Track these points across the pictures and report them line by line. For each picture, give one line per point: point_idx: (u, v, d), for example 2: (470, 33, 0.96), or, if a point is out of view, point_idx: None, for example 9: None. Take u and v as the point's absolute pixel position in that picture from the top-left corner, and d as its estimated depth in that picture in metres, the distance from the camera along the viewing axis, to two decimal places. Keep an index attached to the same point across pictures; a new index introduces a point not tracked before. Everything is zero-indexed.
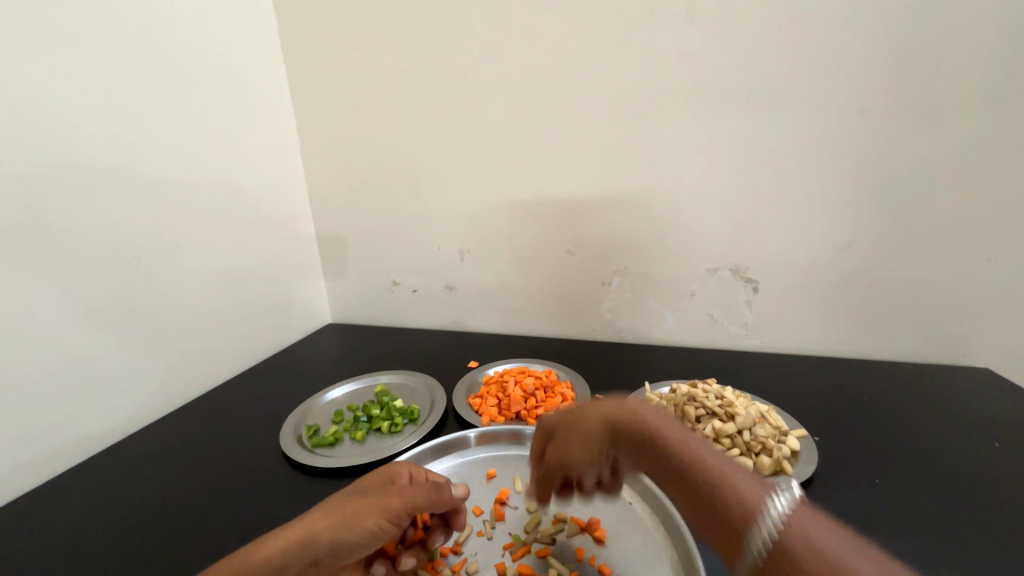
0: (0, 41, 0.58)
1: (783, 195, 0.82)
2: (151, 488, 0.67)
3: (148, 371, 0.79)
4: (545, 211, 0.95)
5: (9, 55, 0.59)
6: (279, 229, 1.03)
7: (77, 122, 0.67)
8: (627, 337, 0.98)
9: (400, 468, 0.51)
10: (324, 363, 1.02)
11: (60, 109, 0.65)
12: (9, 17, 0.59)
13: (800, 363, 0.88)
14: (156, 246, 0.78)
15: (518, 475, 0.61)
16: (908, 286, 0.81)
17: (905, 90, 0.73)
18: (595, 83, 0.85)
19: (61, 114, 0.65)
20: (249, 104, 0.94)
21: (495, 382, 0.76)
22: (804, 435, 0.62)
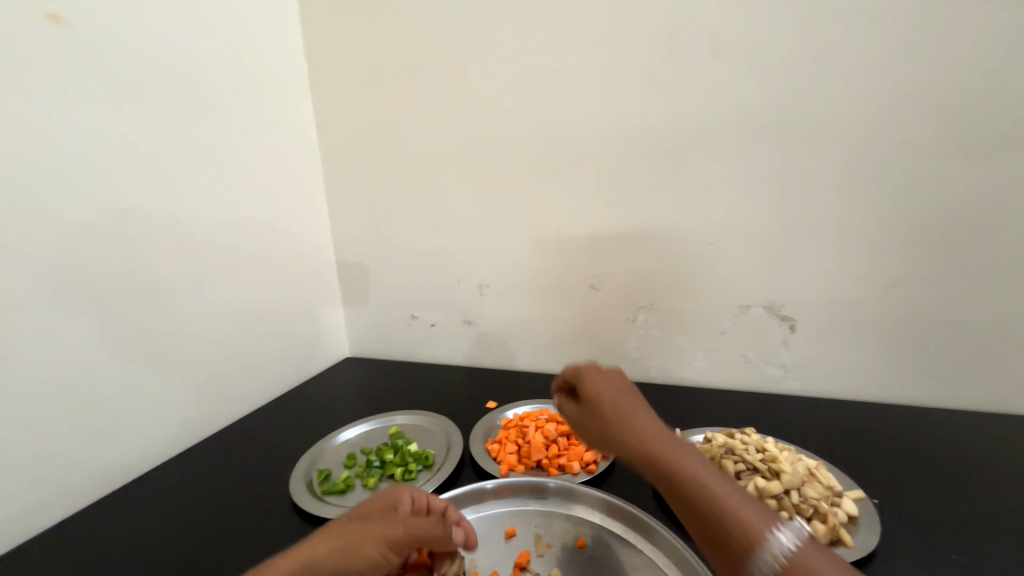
0: (48, 90, 0.62)
1: (819, 229, 0.77)
2: (158, 534, 0.65)
3: (166, 409, 0.78)
4: (567, 246, 0.93)
5: (54, 102, 0.62)
6: (302, 264, 1.04)
7: (110, 164, 0.68)
8: (654, 377, 0.93)
9: (401, 493, 0.51)
10: (340, 399, 1.00)
11: (96, 152, 0.67)
12: (58, 68, 0.62)
13: (847, 409, 0.81)
14: (180, 283, 0.79)
15: (539, 535, 0.56)
16: (967, 326, 0.75)
17: (948, 121, 0.69)
18: (617, 118, 0.84)
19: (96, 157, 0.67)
20: (279, 143, 0.97)
21: (514, 426, 0.72)
22: (860, 497, 0.55)
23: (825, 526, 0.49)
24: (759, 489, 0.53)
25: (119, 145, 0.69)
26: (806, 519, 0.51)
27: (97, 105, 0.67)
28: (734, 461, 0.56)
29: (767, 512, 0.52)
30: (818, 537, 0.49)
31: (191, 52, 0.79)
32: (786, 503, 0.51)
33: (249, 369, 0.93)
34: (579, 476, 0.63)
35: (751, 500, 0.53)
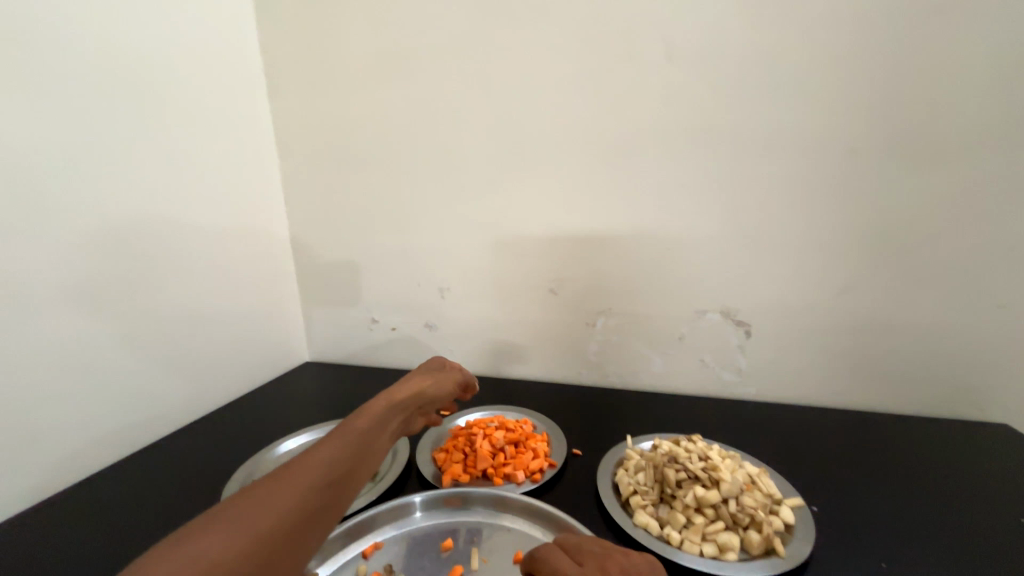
0: None
1: (773, 234, 0.78)
2: (82, 549, 0.61)
3: (101, 415, 0.74)
4: (527, 249, 0.92)
5: None
6: (258, 265, 1.01)
7: (40, 153, 0.64)
8: (614, 381, 0.93)
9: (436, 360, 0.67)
10: (295, 404, 0.97)
11: (23, 140, 0.62)
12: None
13: (801, 414, 0.82)
14: (120, 282, 0.74)
15: (476, 548, 0.55)
16: (913, 332, 0.76)
17: (895, 129, 0.70)
18: (576, 121, 0.83)
19: (23, 145, 0.62)
20: (234, 139, 0.94)
21: (464, 433, 0.71)
22: (800, 504, 0.55)
23: (759, 536, 0.50)
24: (698, 499, 0.52)
25: (50, 133, 0.65)
26: (742, 528, 0.51)
27: (25, 89, 0.62)
28: (676, 469, 0.55)
29: (704, 522, 0.52)
30: (753, 547, 0.49)
31: (135, 39, 0.75)
32: (723, 513, 0.51)
33: (198, 374, 0.89)
34: (523, 485, 0.62)
35: (689, 509, 0.53)
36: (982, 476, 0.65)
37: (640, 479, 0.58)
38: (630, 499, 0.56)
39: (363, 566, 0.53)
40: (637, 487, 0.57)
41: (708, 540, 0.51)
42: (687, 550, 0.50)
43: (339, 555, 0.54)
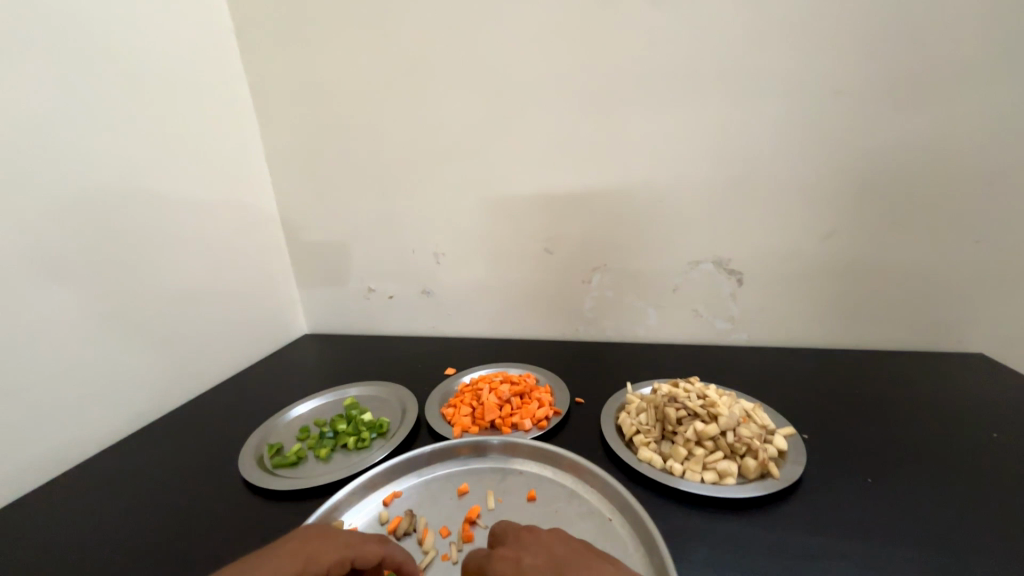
0: None
1: (763, 182, 0.79)
2: (102, 516, 0.62)
3: (103, 394, 0.74)
4: (520, 209, 0.91)
5: None
6: (247, 238, 0.99)
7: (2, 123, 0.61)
8: (610, 336, 0.95)
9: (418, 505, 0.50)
10: (298, 375, 0.98)
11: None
12: None
13: (790, 355, 0.85)
14: (106, 259, 0.73)
15: (491, 490, 0.58)
16: (897, 271, 0.79)
17: (883, 68, 0.70)
18: (564, 73, 0.82)
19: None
20: (210, 107, 0.90)
21: (470, 390, 0.74)
22: (792, 433, 0.59)
23: (755, 462, 0.53)
24: (697, 433, 0.56)
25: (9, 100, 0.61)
26: (739, 456, 0.55)
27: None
28: (676, 407, 0.58)
29: (704, 453, 0.55)
30: (749, 472, 0.53)
31: None
32: (721, 444, 0.55)
33: (197, 350, 0.89)
34: (531, 432, 0.65)
35: (690, 443, 0.56)
36: (957, 400, 0.70)
37: (642, 420, 0.61)
38: (634, 439, 0.60)
39: (386, 512, 0.56)
40: (640, 427, 0.61)
41: (709, 468, 0.55)
42: (689, 478, 0.54)
43: (362, 503, 0.57)
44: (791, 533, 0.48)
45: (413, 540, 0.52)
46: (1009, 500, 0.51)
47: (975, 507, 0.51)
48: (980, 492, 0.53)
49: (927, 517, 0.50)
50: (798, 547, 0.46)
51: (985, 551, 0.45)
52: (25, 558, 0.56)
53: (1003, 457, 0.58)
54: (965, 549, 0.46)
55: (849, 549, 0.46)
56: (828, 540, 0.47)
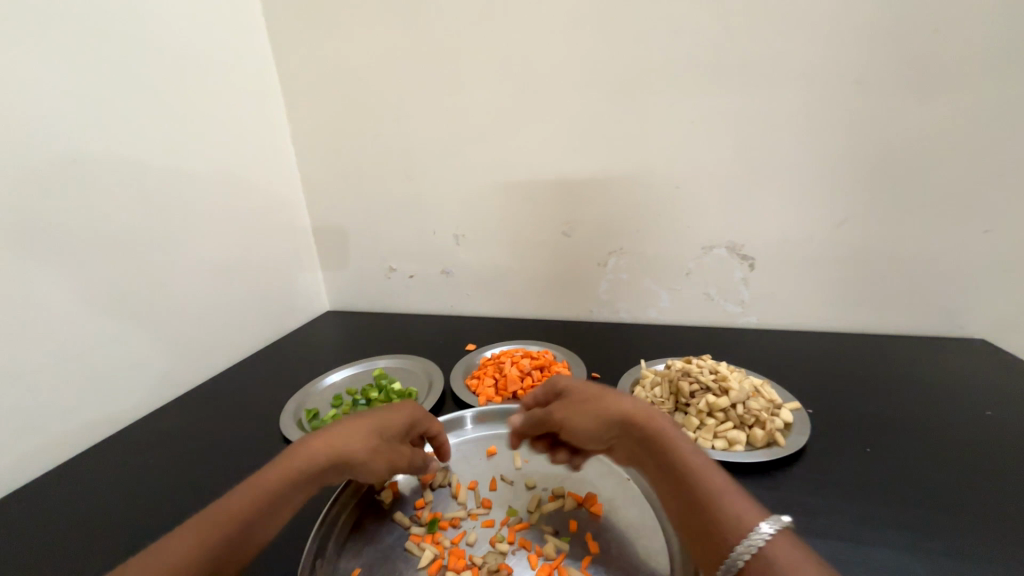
0: None
1: (777, 170, 0.81)
2: (155, 471, 0.68)
3: (146, 362, 0.80)
4: (539, 193, 0.94)
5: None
6: (273, 218, 1.03)
7: (41, 102, 0.64)
8: (623, 317, 0.99)
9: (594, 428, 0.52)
10: (324, 349, 1.03)
11: (19, 86, 0.62)
12: None
13: (797, 338, 0.88)
14: (141, 235, 0.77)
15: (518, 452, 0.63)
16: (905, 259, 0.81)
17: (900, 57, 0.71)
18: (585, 60, 0.83)
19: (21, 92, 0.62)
20: (235, 91, 0.93)
21: (492, 363, 0.79)
22: (797, 408, 0.64)
23: (762, 432, 0.58)
24: (709, 404, 0.60)
25: (50, 81, 0.65)
26: (748, 426, 0.59)
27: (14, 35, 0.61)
28: (689, 381, 0.63)
29: (716, 423, 0.60)
30: (756, 441, 0.57)
31: None
32: (731, 415, 0.59)
33: (228, 324, 0.94)
34: None
35: (702, 414, 0.60)
36: (959, 382, 0.73)
37: (656, 393, 0.66)
38: None
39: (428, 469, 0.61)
40: (654, 400, 0.65)
41: (719, 437, 0.59)
42: (700, 445, 0.58)
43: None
44: (791, 494, 0.53)
45: (447, 494, 0.58)
46: (1000, 472, 0.55)
47: (962, 475, 0.55)
48: (974, 464, 0.56)
49: (918, 483, 0.54)
50: (798, 506, 0.51)
51: (973, 516, 0.49)
52: (89, 507, 0.62)
53: (994, 433, 0.61)
54: (952, 510, 0.50)
55: (845, 509, 0.51)
56: (824, 500, 0.52)
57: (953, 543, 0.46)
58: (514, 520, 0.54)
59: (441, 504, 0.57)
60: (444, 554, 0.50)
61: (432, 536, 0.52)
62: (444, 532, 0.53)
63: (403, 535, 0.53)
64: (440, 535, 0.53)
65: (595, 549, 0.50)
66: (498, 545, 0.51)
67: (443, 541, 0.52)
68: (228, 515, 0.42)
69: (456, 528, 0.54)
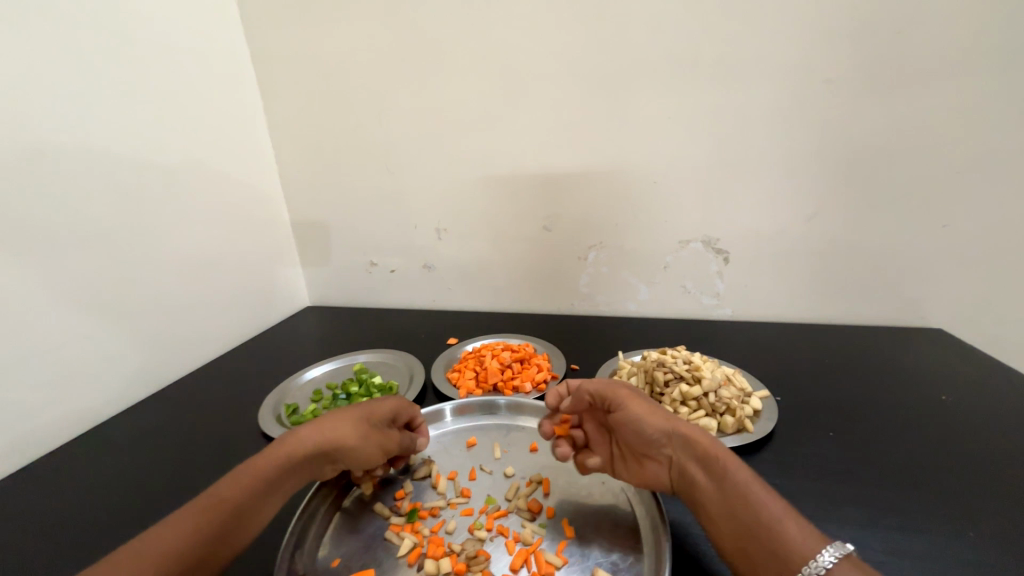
0: None
1: (752, 165, 0.83)
2: (130, 468, 0.67)
3: (120, 358, 0.78)
4: (521, 187, 0.94)
5: None
6: (250, 211, 1.01)
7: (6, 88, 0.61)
8: (603, 310, 1.00)
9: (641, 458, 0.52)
10: (303, 344, 1.01)
11: None
12: None
13: (770, 329, 0.91)
14: (115, 228, 0.74)
15: (497, 442, 0.64)
16: (870, 252, 0.84)
17: (868, 56, 0.74)
18: (566, 54, 0.84)
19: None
20: (209, 80, 0.90)
21: (473, 356, 0.80)
22: (767, 395, 0.66)
23: (733, 419, 0.60)
24: (682, 393, 0.62)
25: (15, 67, 0.62)
26: (719, 414, 0.61)
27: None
28: (664, 371, 0.65)
29: (688, 411, 0.62)
30: (727, 428, 0.59)
31: None
32: (703, 403, 0.61)
33: (204, 319, 0.92)
34: (531, 394, 0.71)
35: (676, 402, 0.62)
36: (919, 369, 0.76)
37: (632, 383, 0.68)
38: None
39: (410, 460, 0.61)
40: None
41: (692, 424, 0.61)
42: None
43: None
44: (760, 477, 0.55)
45: (427, 484, 0.59)
46: (953, 454, 0.58)
47: (917, 455, 0.58)
48: (930, 446, 0.59)
49: (878, 464, 0.57)
50: None
51: (928, 495, 0.52)
52: (61, 507, 0.60)
53: (949, 417, 0.65)
54: (908, 489, 0.53)
55: (812, 491, 0.53)
56: (790, 482, 0.54)
57: (909, 518, 0.49)
58: (492, 508, 0.55)
59: (421, 495, 0.57)
60: (423, 542, 0.51)
61: (411, 525, 0.53)
62: (423, 521, 0.54)
63: (383, 525, 0.53)
64: (419, 524, 0.53)
65: (571, 534, 0.51)
66: (476, 532, 0.52)
67: (422, 530, 0.53)
68: (214, 503, 0.43)
69: (435, 517, 0.54)
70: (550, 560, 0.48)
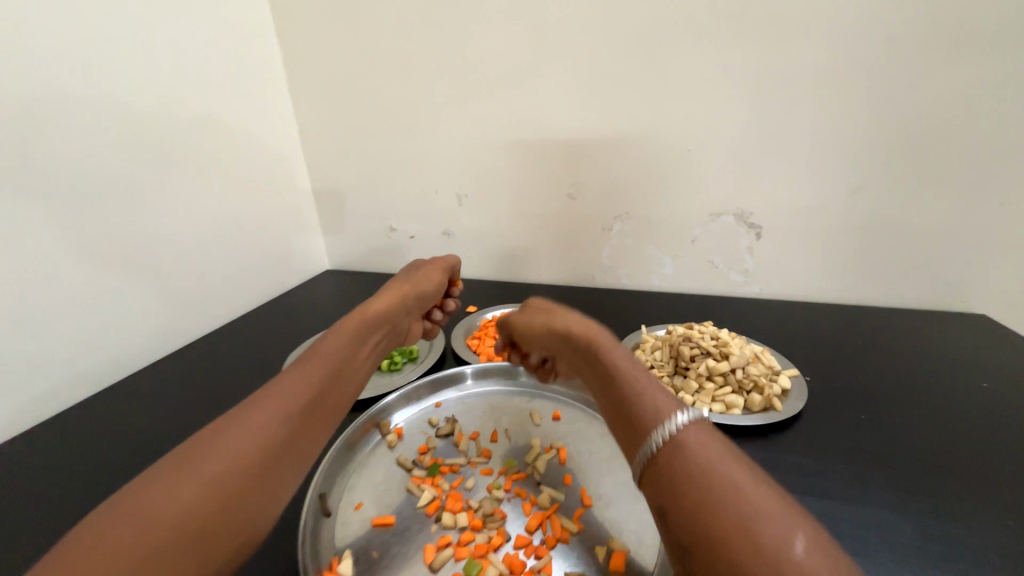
0: None
1: (793, 135, 0.78)
2: (160, 419, 0.69)
3: (146, 312, 0.79)
4: (545, 153, 0.91)
5: None
6: (271, 171, 1.00)
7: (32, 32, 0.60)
8: (625, 283, 0.98)
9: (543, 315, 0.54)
10: (323, 307, 1.02)
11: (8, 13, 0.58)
12: None
13: (799, 309, 0.88)
14: (138, 180, 0.74)
15: (533, 409, 0.64)
16: (916, 231, 0.80)
17: (935, 13, 0.67)
18: (599, 8, 0.78)
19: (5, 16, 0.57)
20: (228, 31, 0.87)
21: (493, 324, 0.80)
22: (796, 375, 0.64)
23: (761, 397, 0.58)
24: (709, 368, 0.61)
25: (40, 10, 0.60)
26: (746, 391, 0.60)
27: None
28: (690, 346, 0.64)
29: (714, 387, 0.60)
30: (754, 405, 0.58)
31: None
32: (730, 380, 0.60)
33: (225, 278, 0.92)
34: None
35: (701, 377, 0.61)
36: (959, 355, 0.73)
37: (656, 357, 0.67)
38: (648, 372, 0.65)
39: (434, 418, 0.62)
40: (654, 363, 0.66)
41: (717, 401, 0.60)
42: (698, 407, 0.59)
43: (408, 408, 0.63)
44: (786, 457, 0.54)
45: (449, 441, 0.59)
46: (993, 443, 0.56)
47: (954, 443, 0.56)
48: (969, 433, 0.57)
49: (912, 449, 0.55)
50: (792, 467, 0.52)
51: (964, 481, 0.50)
52: (98, 451, 0.63)
53: (990, 405, 0.62)
54: (942, 475, 0.51)
55: (843, 472, 0.52)
56: (818, 462, 0.53)
57: (943, 504, 0.48)
58: (511, 471, 0.55)
59: (443, 451, 0.58)
60: (443, 496, 0.52)
61: (432, 478, 0.54)
62: (444, 476, 0.55)
63: (405, 476, 0.54)
64: (440, 479, 0.54)
65: (588, 503, 0.51)
66: (494, 492, 0.52)
67: (442, 484, 0.53)
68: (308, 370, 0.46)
69: (455, 474, 0.55)
70: (565, 527, 0.48)
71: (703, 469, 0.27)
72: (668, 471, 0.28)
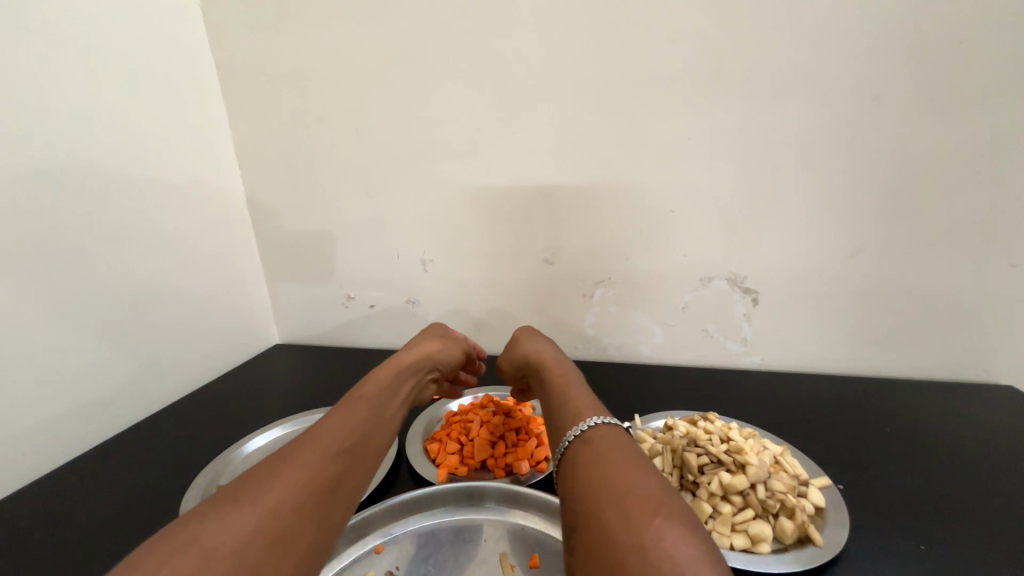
0: None
1: (786, 194, 0.72)
2: None
3: (45, 415, 0.62)
4: (518, 214, 0.83)
5: None
6: (216, 236, 0.87)
7: None
8: (611, 354, 0.88)
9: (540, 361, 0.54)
10: (266, 391, 0.87)
11: None
12: None
13: (806, 382, 0.79)
14: (49, 251, 0.60)
15: (506, 553, 0.50)
16: (924, 295, 0.73)
17: (925, 71, 0.64)
18: (573, 64, 0.73)
19: None
20: (173, 81, 0.77)
21: (457, 421, 0.66)
22: (826, 484, 0.54)
23: (792, 524, 0.47)
24: (723, 485, 0.50)
25: None
26: (772, 514, 0.48)
27: None
28: (697, 453, 0.52)
29: (732, 510, 0.49)
30: (786, 536, 0.46)
31: None
32: (751, 500, 0.49)
33: (157, 363, 0.77)
34: (529, 476, 0.58)
35: (714, 497, 0.49)
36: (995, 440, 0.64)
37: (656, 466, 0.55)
38: None
39: (372, 572, 0.48)
40: None
41: (738, 530, 0.48)
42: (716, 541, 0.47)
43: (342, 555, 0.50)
44: None
45: None
46: None
47: None
48: None
49: None
50: None
51: None
52: None
53: None
54: None
55: None
56: None
57: None
58: None
59: None
60: None
61: None
62: None
63: None
64: None
65: None
66: None
67: None
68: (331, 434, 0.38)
69: None
70: None
71: (619, 522, 0.30)
72: (596, 526, 0.31)
